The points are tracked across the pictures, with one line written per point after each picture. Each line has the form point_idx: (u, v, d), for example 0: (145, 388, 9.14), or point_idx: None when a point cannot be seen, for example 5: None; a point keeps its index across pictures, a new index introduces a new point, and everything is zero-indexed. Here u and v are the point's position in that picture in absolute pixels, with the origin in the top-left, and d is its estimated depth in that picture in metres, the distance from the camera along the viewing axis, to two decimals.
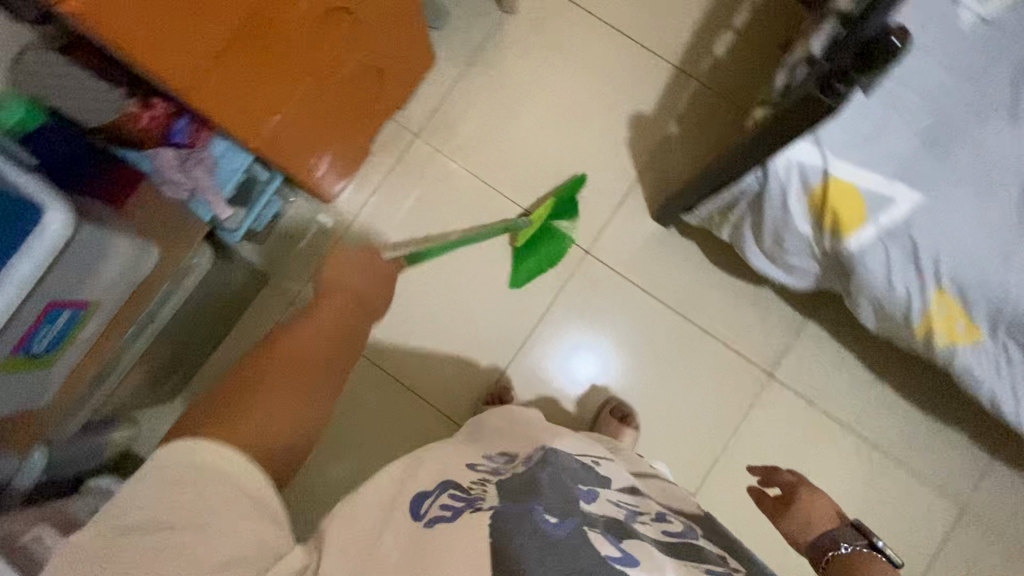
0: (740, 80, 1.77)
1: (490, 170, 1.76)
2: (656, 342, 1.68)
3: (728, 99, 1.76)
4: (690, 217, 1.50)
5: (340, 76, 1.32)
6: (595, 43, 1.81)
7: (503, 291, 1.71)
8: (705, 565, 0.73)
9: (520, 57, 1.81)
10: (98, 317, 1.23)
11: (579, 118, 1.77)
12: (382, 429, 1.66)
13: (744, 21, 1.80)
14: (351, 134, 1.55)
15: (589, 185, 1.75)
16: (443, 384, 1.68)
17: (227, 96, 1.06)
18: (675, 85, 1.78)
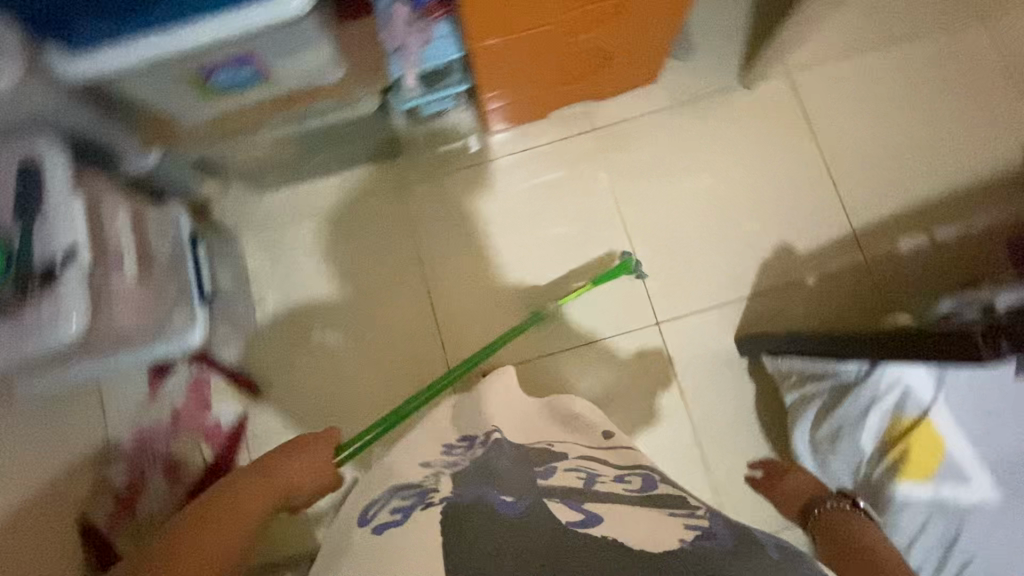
0: (881, 294, 1.34)
1: (626, 184, 1.39)
2: (727, 350, 1.32)
3: (883, 285, 1.34)
4: (768, 362, 1.23)
5: (626, 22, 1.04)
6: (846, 106, 1.41)
7: (567, 321, 1.33)
8: (668, 515, 0.55)
9: (738, 118, 1.41)
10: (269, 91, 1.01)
11: (720, 154, 1.40)
12: (379, 366, 1.33)
13: (947, 236, 1.36)
14: (555, 88, 1.23)
15: (684, 250, 1.36)
16: (379, 367, 1.32)
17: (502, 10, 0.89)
18: (843, 238, 1.37)
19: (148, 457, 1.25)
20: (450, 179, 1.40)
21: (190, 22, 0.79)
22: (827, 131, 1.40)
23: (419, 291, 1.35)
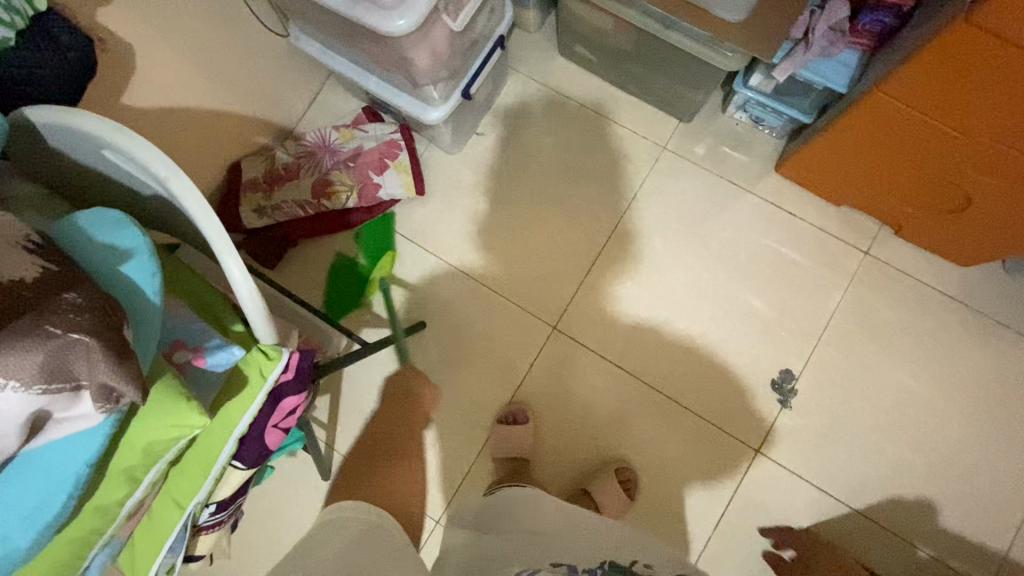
0: (1016, 492, 1.08)
1: (769, 203, 1.22)
2: (827, 426, 1.13)
3: (1012, 506, 1.07)
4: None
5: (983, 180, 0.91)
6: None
7: (649, 334, 1.20)
8: None
9: (936, 244, 1.12)
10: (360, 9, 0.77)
11: (884, 259, 1.17)
12: (455, 337, 1.23)
13: None
14: (878, 195, 1.10)
15: (819, 281, 1.18)
16: (459, 323, 1.24)
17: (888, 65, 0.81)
18: None
19: (313, 163, 1.25)
20: (637, 142, 1.26)
21: None
22: (983, 283, 1.14)
23: (512, 253, 1.26)
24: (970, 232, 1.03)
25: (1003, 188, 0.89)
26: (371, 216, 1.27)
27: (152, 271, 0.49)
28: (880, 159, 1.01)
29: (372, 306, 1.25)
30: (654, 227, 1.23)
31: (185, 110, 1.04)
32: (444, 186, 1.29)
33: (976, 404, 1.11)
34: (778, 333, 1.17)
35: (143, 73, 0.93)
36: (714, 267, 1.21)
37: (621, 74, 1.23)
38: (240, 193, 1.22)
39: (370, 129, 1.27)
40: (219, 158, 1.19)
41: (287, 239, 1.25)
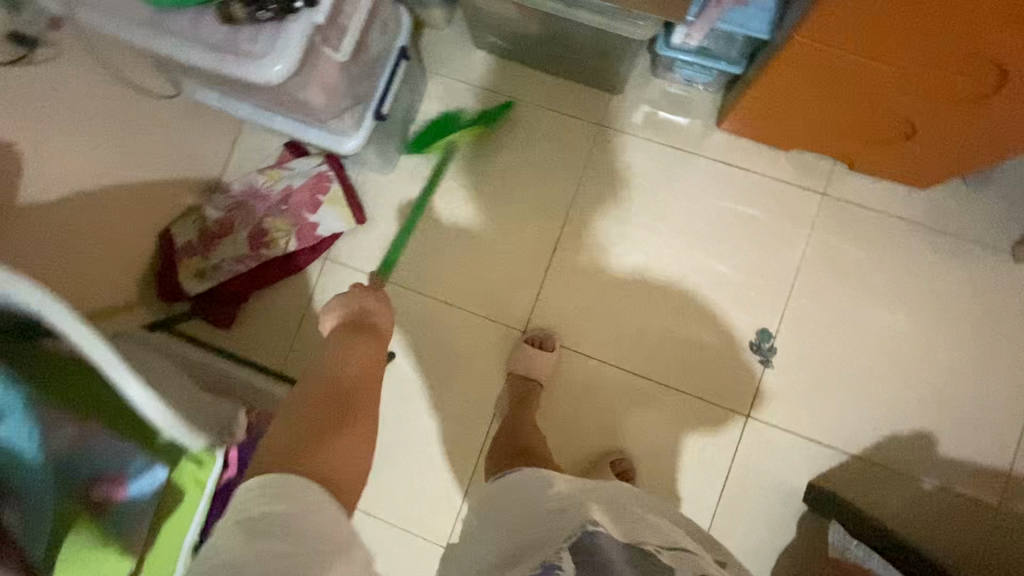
0: (1011, 406, 1.07)
1: (717, 163, 1.17)
2: (812, 377, 1.11)
3: (1009, 422, 1.06)
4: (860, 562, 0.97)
5: (937, 108, 0.85)
6: (1001, 190, 1.09)
7: (620, 320, 1.17)
8: None
9: (893, 174, 1.08)
10: (224, 63, 0.70)
11: (843, 198, 1.13)
12: (427, 363, 1.20)
13: None
14: (827, 133, 1.04)
15: (781, 233, 1.14)
16: (428, 347, 1.21)
17: (829, 6, 0.73)
18: (1005, 220, 1.09)
19: (245, 214, 1.20)
20: (572, 125, 1.21)
21: None
22: (948, 203, 1.10)
23: (467, 266, 1.22)
24: (926, 157, 0.99)
25: (947, 112, 0.85)
26: (317, 255, 1.23)
27: (27, 428, 0.58)
28: (818, 102, 0.96)
29: None
30: (606, 209, 1.19)
31: (93, 192, 0.99)
32: (385, 209, 1.24)
33: (960, 329, 1.08)
34: (750, 294, 1.14)
35: (32, 169, 0.88)
36: (674, 239, 1.17)
37: (542, 57, 1.16)
38: (178, 260, 1.17)
39: (296, 166, 1.21)
40: (145, 230, 1.14)
41: (237, 296, 1.21)
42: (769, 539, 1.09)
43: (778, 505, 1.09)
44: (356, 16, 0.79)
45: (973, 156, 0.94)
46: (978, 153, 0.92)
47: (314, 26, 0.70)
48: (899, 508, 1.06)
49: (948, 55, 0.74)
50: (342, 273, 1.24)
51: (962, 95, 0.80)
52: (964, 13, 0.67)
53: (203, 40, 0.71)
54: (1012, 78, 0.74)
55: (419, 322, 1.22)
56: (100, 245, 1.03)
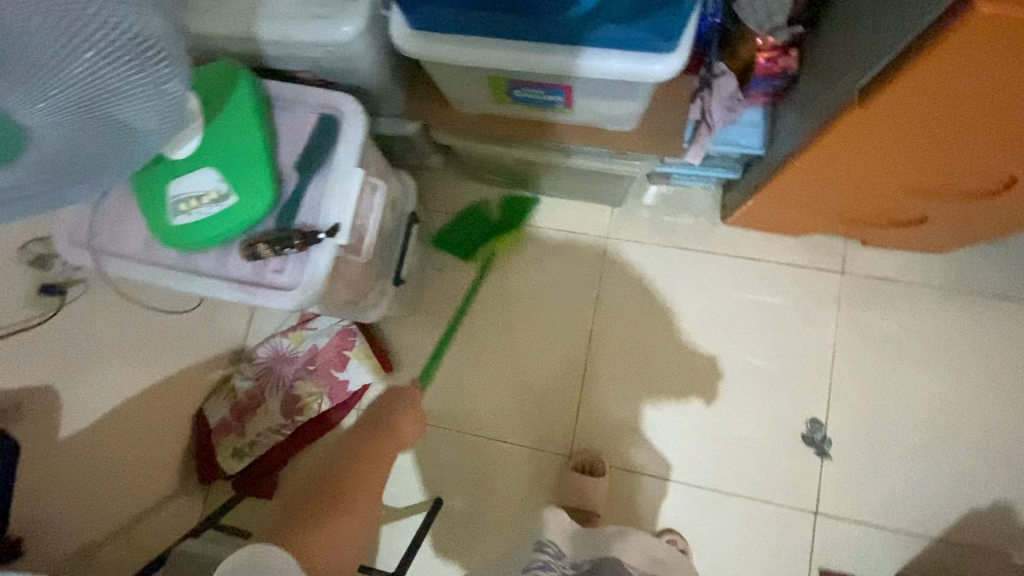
0: None
1: (730, 256, 1.18)
2: (872, 461, 1.08)
3: None
4: None
5: (956, 202, 0.85)
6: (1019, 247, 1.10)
7: (665, 428, 1.14)
8: None
9: (909, 246, 1.09)
10: (255, 294, 0.72)
11: (861, 273, 1.14)
12: (476, 503, 1.16)
13: None
14: (835, 222, 1.04)
15: (808, 315, 1.14)
16: (475, 486, 1.17)
17: (838, 138, 0.75)
18: None
19: (274, 380, 1.18)
20: (579, 239, 1.23)
21: (229, 220, 0.71)
22: (967, 264, 1.11)
23: (500, 395, 1.20)
24: (941, 233, 0.99)
25: (956, 205, 0.86)
26: (350, 408, 1.22)
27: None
28: (826, 203, 0.97)
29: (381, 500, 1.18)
30: (629, 318, 1.19)
31: (130, 402, 1.00)
32: (410, 351, 1.24)
33: (1010, 389, 1.06)
34: (793, 384, 1.12)
35: (72, 403, 0.88)
36: (704, 341, 1.16)
37: (536, 184, 1.19)
38: (214, 442, 1.16)
39: (318, 325, 1.20)
40: (178, 420, 1.13)
41: (276, 466, 1.18)
42: None
43: None
44: (372, 216, 0.82)
45: (984, 231, 0.95)
46: (998, 226, 0.92)
47: (338, 247, 0.72)
48: None
49: (963, 168, 0.75)
50: None
51: (983, 192, 0.81)
52: (969, 141, 0.68)
53: (236, 274, 0.73)
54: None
55: (460, 459, 1.19)
56: (138, 451, 1.02)
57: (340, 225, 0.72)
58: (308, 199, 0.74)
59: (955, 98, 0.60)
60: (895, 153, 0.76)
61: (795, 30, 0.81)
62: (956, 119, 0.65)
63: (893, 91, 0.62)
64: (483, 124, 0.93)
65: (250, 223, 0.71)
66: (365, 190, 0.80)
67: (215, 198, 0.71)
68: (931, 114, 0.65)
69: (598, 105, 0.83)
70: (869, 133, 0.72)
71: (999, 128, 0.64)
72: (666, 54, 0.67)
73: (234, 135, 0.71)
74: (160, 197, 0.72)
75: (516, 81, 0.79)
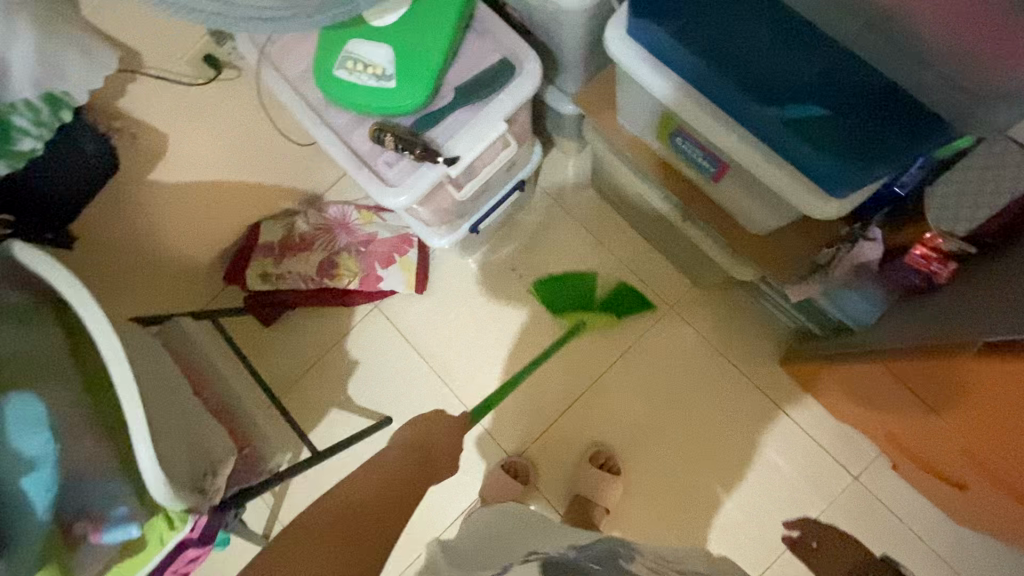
0: None
1: (767, 397, 1.14)
2: None
3: None
4: None
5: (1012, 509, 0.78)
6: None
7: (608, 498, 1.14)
8: None
9: (934, 502, 1.03)
10: (358, 170, 0.76)
11: (871, 493, 1.09)
12: None
13: None
14: (887, 437, 0.98)
15: (797, 495, 1.10)
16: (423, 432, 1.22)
17: (945, 367, 0.70)
18: None
19: (327, 239, 1.25)
20: (647, 293, 1.20)
21: (379, 97, 0.75)
22: (974, 555, 1.05)
23: (493, 376, 1.22)
24: (971, 513, 0.93)
25: (1004, 506, 0.80)
26: (369, 301, 1.27)
27: (49, 484, 0.51)
28: (885, 411, 0.92)
29: (346, 390, 1.25)
30: (642, 387, 1.17)
31: (214, 185, 1.08)
32: (445, 288, 1.27)
33: None
34: (743, 539, 1.10)
35: (173, 160, 0.97)
36: (695, 452, 1.14)
37: (644, 225, 1.17)
38: (251, 256, 1.24)
39: (389, 219, 1.25)
40: (237, 221, 1.21)
41: (285, 307, 1.26)
42: None
43: None
44: (489, 166, 0.84)
45: (1014, 540, 0.88)
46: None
47: (445, 175, 0.76)
48: None
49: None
50: (382, 326, 1.28)
51: None
52: None
53: (355, 144, 0.78)
54: None
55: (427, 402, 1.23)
56: (196, 225, 1.11)
57: (459, 159, 0.76)
58: (448, 119, 0.77)
59: None
60: (978, 421, 0.71)
61: (967, 248, 0.75)
62: None
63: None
64: (631, 146, 0.92)
65: (392, 111, 0.75)
66: (497, 142, 0.82)
67: (377, 74, 0.75)
68: None
69: (741, 196, 0.82)
70: (974, 385, 0.67)
71: None
72: (831, 195, 0.63)
73: (424, 33, 0.75)
74: (338, 45, 0.76)
75: (688, 131, 0.78)
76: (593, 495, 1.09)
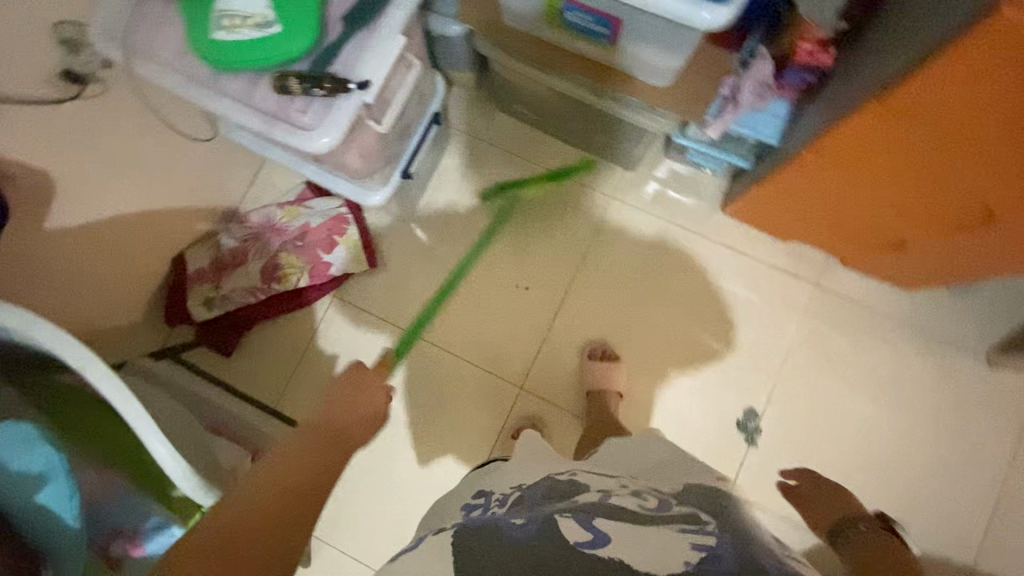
0: (970, 507, 1.13)
1: (721, 245, 1.23)
2: (795, 457, 1.16)
3: (970, 524, 1.12)
4: None
5: (950, 232, 0.90)
6: (977, 307, 1.17)
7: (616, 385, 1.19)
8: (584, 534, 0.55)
9: (884, 278, 1.15)
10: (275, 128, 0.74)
11: (832, 292, 1.20)
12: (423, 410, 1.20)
13: None
14: (827, 235, 1.09)
15: (773, 319, 1.20)
16: (424, 396, 1.21)
17: (846, 139, 0.80)
18: (978, 337, 1.17)
19: (260, 246, 1.20)
20: (585, 192, 1.25)
21: (268, 48, 0.72)
22: (928, 310, 1.18)
23: (472, 318, 1.23)
24: (916, 265, 1.05)
25: (942, 234, 0.91)
26: (324, 293, 1.23)
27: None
28: (817, 208, 1.02)
29: None
30: (611, 275, 1.23)
31: (120, 220, 1.00)
32: (396, 254, 1.25)
33: (931, 425, 1.16)
34: (742, 373, 1.18)
35: (68, 200, 0.89)
36: (677, 316, 1.21)
37: (563, 128, 1.21)
38: (187, 287, 1.17)
39: (315, 205, 1.22)
40: (158, 258, 1.14)
41: (241, 327, 1.20)
42: None
43: None
44: (401, 92, 0.83)
45: (955, 271, 1.01)
46: (976, 269, 0.98)
47: (362, 104, 0.75)
48: None
49: (958, 194, 0.79)
50: (346, 312, 1.24)
51: (973, 226, 0.85)
52: (961, 166, 0.73)
53: (260, 106, 0.75)
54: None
55: (420, 367, 1.22)
56: (116, 270, 1.04)
57: (370, 83, 0.74)
58: (344, 52, 0.75)
59: (959, 114, 0.65)
60: (893, 164, 0.80)
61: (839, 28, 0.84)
62: (957, 136, 0.68)
63: (906, 93, 0.66)
64: (527, 44, 0.95)
65: (286, 58, 0.73)
66: (400, 63, 0.81)
67: (258, 24, 0.72)
68: (939, 129, 0.69)
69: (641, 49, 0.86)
70: (873, 138, 0.77)
71: (992, 155, 0.69)
72: (718, 4, 0.69)
73: None
74: (206, 10, 0.73)
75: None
76: (602, 385, 1.14)
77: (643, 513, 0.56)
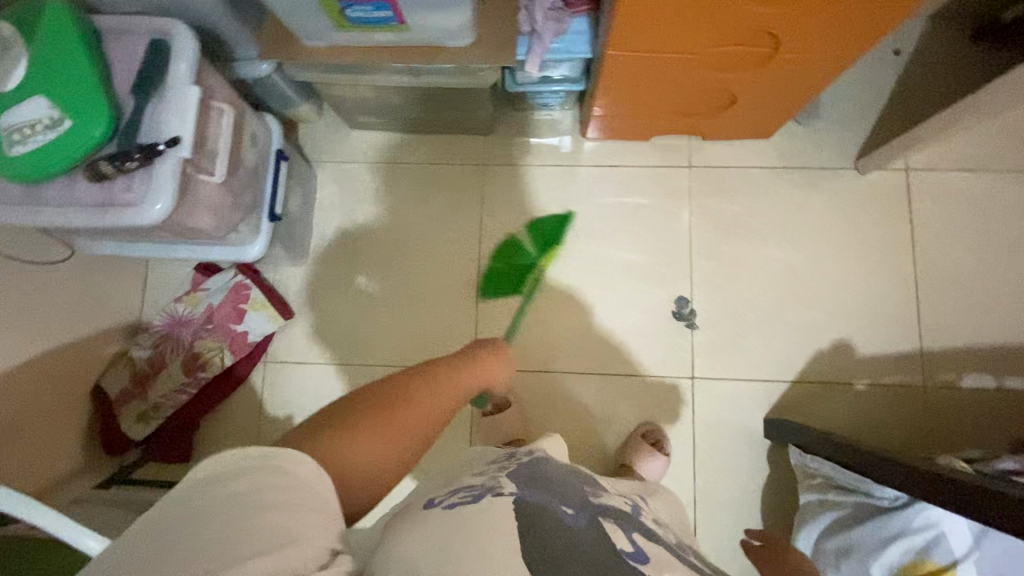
0: (897, 300, 1.22)
1: (594, 165, 1.29)
2: (735, 323, 1.22)
3: (903, 315, 1.21)
4: (791, 454, 1.05)
5: (756, 71, 0.97)
6: (828, 127, 1.27)
7: (555, 328, 1.23)
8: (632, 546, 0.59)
9: (740, 135, 1.24)
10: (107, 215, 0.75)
11: (704, 165, 1.28)
12: None
13: (959, 181, 1.25)
14: (672, 116, 1.17)
15: (666, 210, 1.26)
16: None
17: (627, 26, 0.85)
18: (840, 152, 1.27)
19: (173, 343, 1.19)
20: (456, 169, 1.30)
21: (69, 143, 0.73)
22: (790, 147, 1.27)
23: (403, 323, 1.25)
24: (755, 112, 1.13)
25: (753, 76, 0.99)
26: (254, 361, 1.23)
27: None
28: (649, 96, 1.08)
29: None
30: (510, 232, 1.27)
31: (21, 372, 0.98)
32: (309, 296, 1.26)
33: (834, 244, 1.24)
34: (661, 269, 1.24)
35: None
36: (583, 244, 1.26)
37: (410, 120, 1.25)
38: (116, 412, 1.15)
39: (211, 284, 1.21)
40: (76, 395, 1.11)
41: (187, 426, 1.18)
42: (743, 479, 1.17)
43: (740, 448, 1.18)
44: (222, 138, 0.85)
45: (786, 104, 1.10)
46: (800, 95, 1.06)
47: (183, 159, 0.76)
48: (844, 415, 1.18)
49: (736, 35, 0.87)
50: (283, 370, 1.24)
51: (768, 57, 0.93)
52: (722, 9, 0.80)
53: (86, 201, 0.76)
54: (800, 31, 0.85)
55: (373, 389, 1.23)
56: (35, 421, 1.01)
57: (181, 137, 0.76)
58: (146, 121, 0.77)
59: None
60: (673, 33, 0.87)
61: None
62: None
63: None
64: (331, 54, 0.98)
65: (90, 146, 0.73)
66: (210, 112, 0.83)
67: (49, 125, 0.73)
68: None
69: (427, 17, 0.91)
70: (643, 17, 0.83)
71: None
72: None
73: (64, 64, 0.74)
74: None
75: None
76: None
77: (680, 553, 0.61)
